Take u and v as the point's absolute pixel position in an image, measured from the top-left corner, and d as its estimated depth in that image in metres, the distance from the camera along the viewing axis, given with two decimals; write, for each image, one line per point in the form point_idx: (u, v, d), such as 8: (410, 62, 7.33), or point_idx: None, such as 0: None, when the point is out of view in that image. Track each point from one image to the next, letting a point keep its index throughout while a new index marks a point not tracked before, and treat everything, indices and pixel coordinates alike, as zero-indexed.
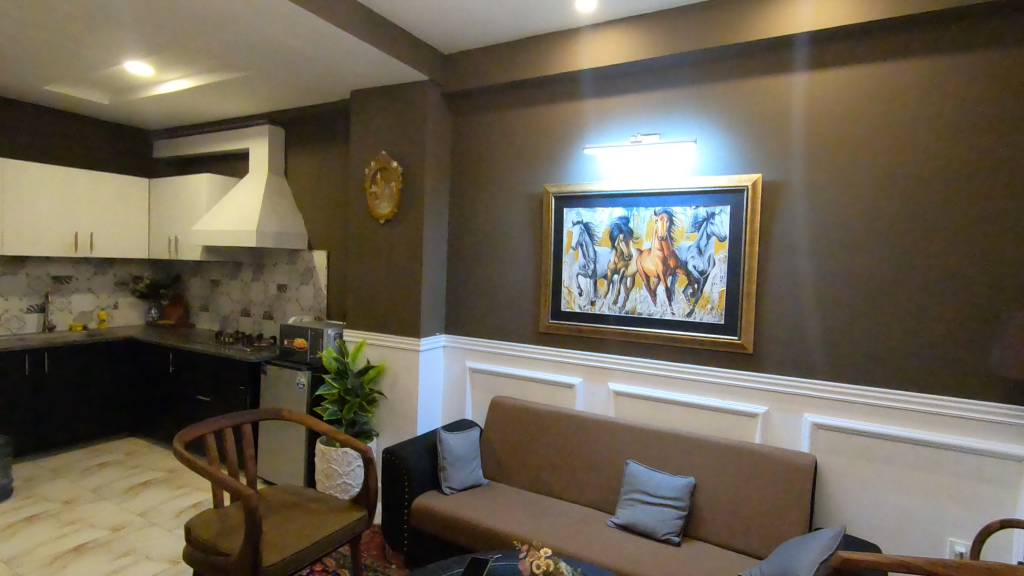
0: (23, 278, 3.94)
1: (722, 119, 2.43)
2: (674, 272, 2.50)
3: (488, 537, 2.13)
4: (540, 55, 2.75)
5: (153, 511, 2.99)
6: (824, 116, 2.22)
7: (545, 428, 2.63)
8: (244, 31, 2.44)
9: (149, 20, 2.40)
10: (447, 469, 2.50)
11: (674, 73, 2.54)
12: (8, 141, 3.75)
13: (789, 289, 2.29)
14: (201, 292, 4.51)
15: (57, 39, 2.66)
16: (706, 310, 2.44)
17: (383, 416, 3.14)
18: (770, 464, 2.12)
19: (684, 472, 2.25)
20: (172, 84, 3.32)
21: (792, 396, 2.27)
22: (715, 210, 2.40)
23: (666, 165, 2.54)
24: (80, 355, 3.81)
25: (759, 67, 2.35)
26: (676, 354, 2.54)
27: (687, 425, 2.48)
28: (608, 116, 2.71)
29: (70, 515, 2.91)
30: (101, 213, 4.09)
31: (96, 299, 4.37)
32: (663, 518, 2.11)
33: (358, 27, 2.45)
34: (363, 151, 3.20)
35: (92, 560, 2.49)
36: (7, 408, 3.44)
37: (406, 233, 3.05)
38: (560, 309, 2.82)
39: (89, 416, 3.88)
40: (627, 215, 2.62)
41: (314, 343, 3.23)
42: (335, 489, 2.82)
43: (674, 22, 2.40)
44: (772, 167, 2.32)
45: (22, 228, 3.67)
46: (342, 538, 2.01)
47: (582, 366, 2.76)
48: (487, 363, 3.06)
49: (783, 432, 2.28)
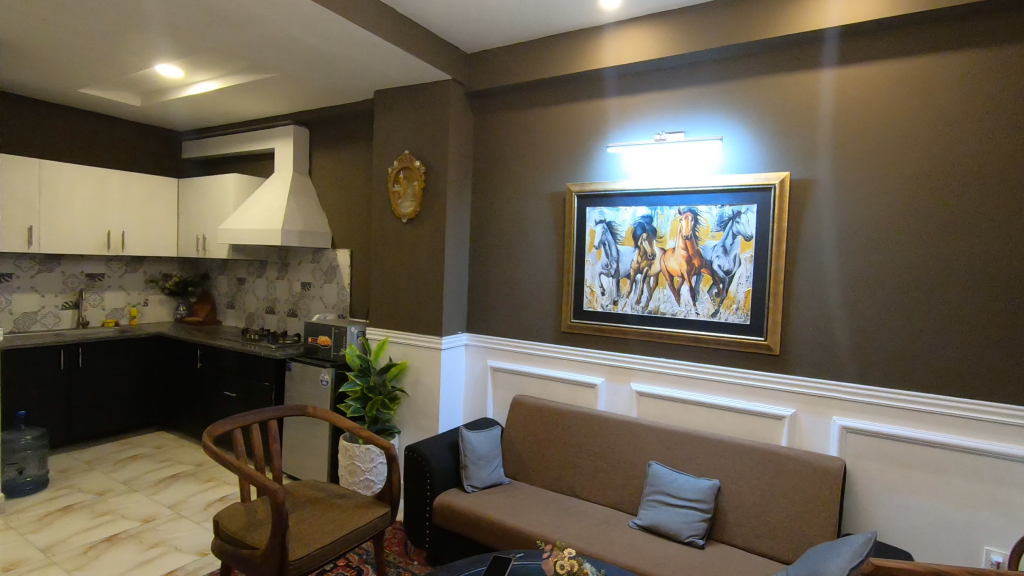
0: (59, 275, 4.06)
1: (748, 116, 2.39)
2: (698, 272, 2.47)
3: (509, 536, 2.13)
4: (564, 53, 2.74)
5: (182, 504, 3.06)
6: (854, 113, 2.17)
7: (567, 428, 2.62)
8: (271, 33, 2.48)
9: (179, 23, 2.45)
10: (469, 467, 2.50)
11: (699, 70, 2.51)
12: (45, 143, 3.87)
13: (817, 288, 2.24)
14: (228, 290, 4.60)
15: (92, 42, 2.74)
16: (731, 310, 2.40)
17: (405, 414, 3.16)
18: (797, 468, 2.08)
19: (708, 474, 2.22)
20: (200, 85, 3.39)
21: (820, 397, 2.22)
22: (740, 208, 2.36)
23: (691, 163, 2.50)
24: (112, 351, 3.91)
25: (787, 62, 2.31)
26: (701, 354, 2.50)
27: (712, 427, 2.45)
28: (631, 115, 2.69)
29: (103, 506, 2.99)
30: (132, 212, 4.19)
31: (127, 296, 4.49)
32: (686, 520, 2.09)
33: (382, 27, 2.47)
34: (386, 151, 3.23)
35: (124, 551, 2.56)
36: (44, 402, 3.55)
37: (428, 232, 3.07)
38: (582, 308, 2.81)
39: (120, 410, 3.98)
40: (650, 214, 2.59)
41: (338, 341, 3.27)
42: (358, 486, 2.85)
43: (699, 19, 2.37)
44: (801, 164, 2.27)
45: (58, 227, 3.78)
46: (366, 534, 2.03)
47: (604, 366, 2.74)
48: (509, 362, 3.06)
49: (811, 435, 2.24)
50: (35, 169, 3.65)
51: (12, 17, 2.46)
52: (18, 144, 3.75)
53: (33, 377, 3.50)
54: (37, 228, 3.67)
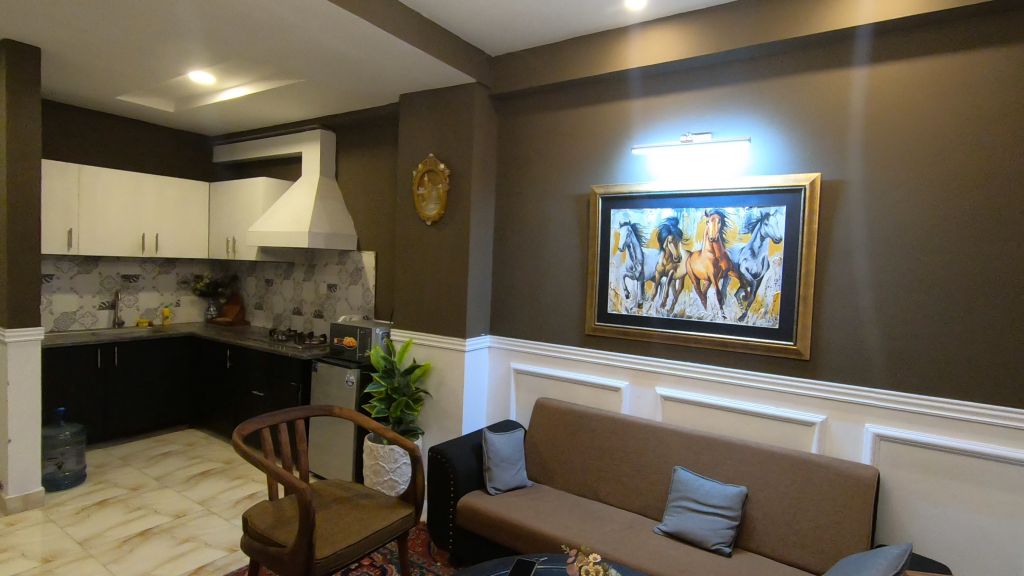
0: (96, 276, 4.20)
1: (778, 116, 2.34)
2: (725, 275, 2.44)
3: (533, 540, 2.13)
4: (588, 55, 2.73)
5: (212, 500, 3.13)
6: (888, 112, 2.11)
7: (591, 431, 2.60)
8: (300, 39, 2.53)
9: (212, 31, 2.51)
10: (492, 469, 2.50)
11: (726, 70, 2.47)
12: (85, 149, 4.01)
13: (847, 292, 2.19)
14: (256, 291, 4.70)
15: (130, 51, 2.83)
16: (760, 314, 2.36)
17: (429, 416, 3.18)
18: (828, 475, 2.03)
19: (735, 480, 2.19)
20: (231, 91, 3.47)
21: (852, 404, 2.17)
22: (769, 210, 2.32)
23: (718, 164, 2.47)
24: (145, 350, 4.02)
25: (817, 61, 2.26)
26: (728, 359, 2.46)
27: (739, 433, 2.40)
28: (656, 116, 2.67)
29: (137, 501, 3.08)
30: (166, 215, 4.31)
31: (161, 297, 4.62)
32: (713, 527, 2.06)
33: (408, 31, 2.50)
34: (411, 154, 3.26)
35: (157, 545, 2.63)
36: (81, 399, 3.67)
37: (452, 234, 3.09)
38: (606, 311, 2.79)
39: (152, 407, 4.08)
40: (676, 216, 2.56)
41: (363, 342, 3.31)
42: (382, 486, 2.87)
43: (727, 19, 2.33)
44: (833, 165, 2.22)
45: (96, 230, 3.91)
46: (390, 534, 2.04)
47: (628, 369, 2.72)
48: (532, 365, 3.06)
49: (843, 443, 2.18)
50: (75, 174, 3.78)
51: (55, 27, 2.56)
52: (60, 149, 3.89)
53: (72, 375, 3.62)
54: (76, 231, 3.80)
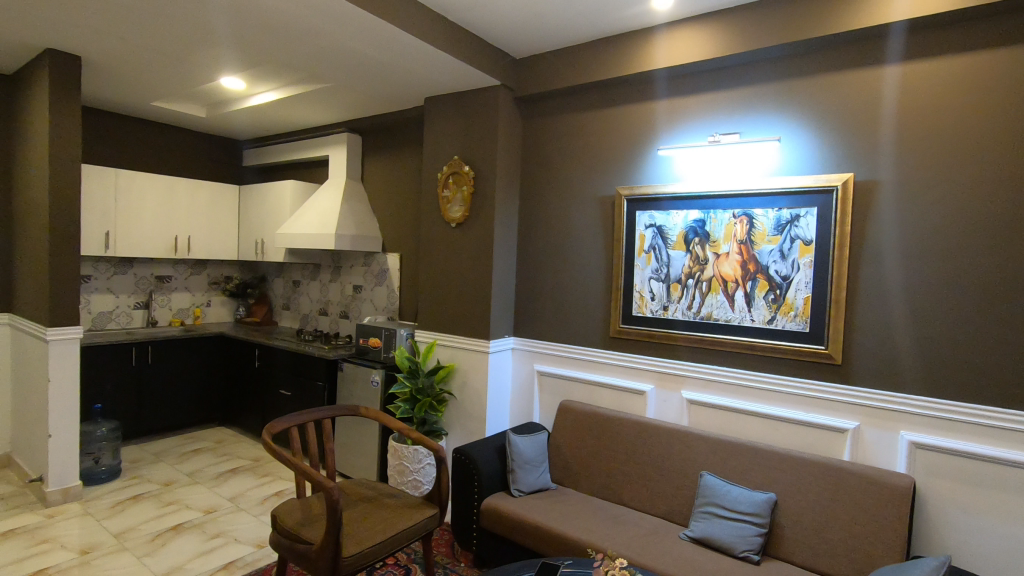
0: (131, 277, 4.33)
1: (808, 115, 2.29)
2: (754, 277, 2.39)
3: (556, 542, 2.12)
4: (614, 55, 2.71)
5: (241, 497, 3.19)
6: (924, 109, 2.05)
7: (615, 434, 2.58)
8: (328, 44, 2.57)
9: (244, 38, 2.57)
10: (515, 472, 2.50)
11: (755, 69, 2.43)
12: (121, 153, 4.14)
13: (881, 295, 2.13)
14: (284, 292, 4.79)
15: (165, 58, 2.91)
16: (789, 318, 2.31)
17: (453, 417, 3.19)
18: (860, 483, 1.98)
19: (764, 487, 2.14)
20: (261, 96, 3.54)
21: (886, 411, 2.10)
22: (799, 212, 2.27)
23: (746, 165, 2.43)
24: (177, 349, 4.12)
25: (850, 58, 2.20)
26: (756, 362, 2.42)
27: (768, 439, 2.36)
28: (682, 117, 2.64)
29: (169, 496, 3.16)
30: (198, 218, 4.42)
31: (192, 297, 4.73)
32: (741, 534, 2.02)
33: (434, 34, 2.52)
34: (436, 157, 3.28)
35: (188, 540, 2.69)
36: (117, 396, 3.79)
37: (476, 236, 3.10)
38: (631, 313, 2.77)
39: (183, 405, 4.18)
40: (703, 217, 2.53)
41: (388, 342, 3.35)
42: (406, 486, 2.89)
43: (757, 17, 2.29)
44: (868, 164, 2.16)
45: (132, 232, 4.04)
46: (415, 534, 2.05)
47: (653, 372, 2.69)
48: (556, 367, 3.05)
49: (876, 450, 2.12)
50: (112, 177, 3.90)
51: (95, 37, 2.65)
52: (98, 154, 4.02)
53: (108, 373, 3.74)
54: (113, 233, 3.93)
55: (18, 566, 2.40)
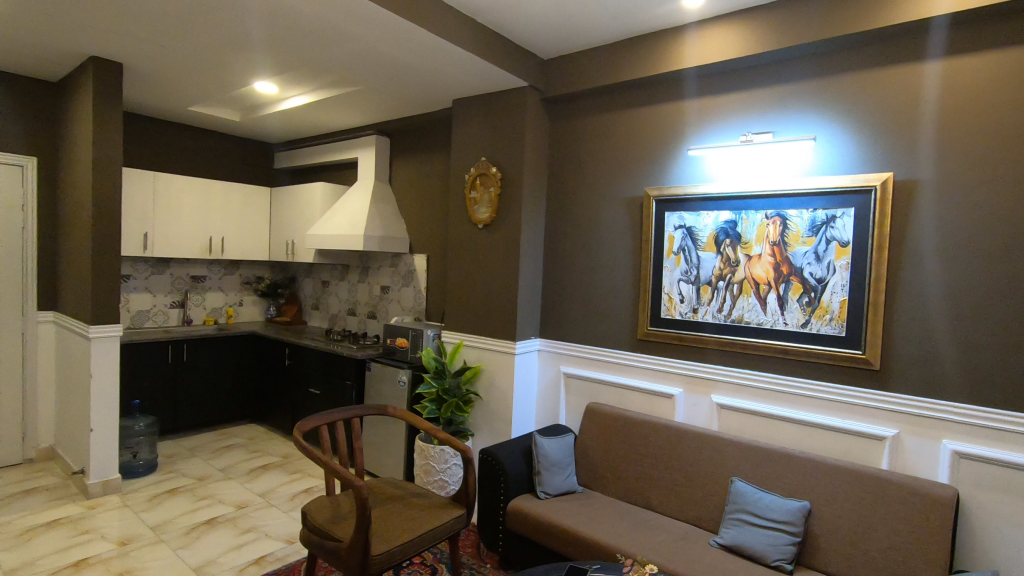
0: (168, 277, 4.46)
1: (845, 113, 2.23)
2: (787, 279, 2.34)
3: (584, 546, 2.10)
4: (643, 55, 2.68)
5: (272, 493, 3.26)
6: (968, 106, 1.97)
7: (643, 438, 2.55)
8: (359, 47, 2.60)
9: (278, 42, 2.62)
10: (542, 474, 2.50)
11: (790, 67, 2.37)
12: (159, 157, 4.26)
13: (920, 298, 2.06)
14: (313, 292, 4.87)
15: (202, 64, 2.99)
16: (825, 321, 2.25)
17: (479, 418, 3.20)
18: (901, 494, 1.91)
19: (798, 494, 2.09)
20: (292, 100, 3.62)
21: (927, 419, 2.03)
22: (836, 212, 2.21)
23: (779, 164, 2.37)
24: (211, 348, 4.22)
25: (890, 54, 2.13)
26: (790, 367, 2.36)
27: (802, 446, 2.30)
28: (713, 116, 2.60)
29: (203, 491, 3.24)
30: (231, 219, 4.53)
31: (225, 297, 4.84)
32: (773, 543, 1.97)
33: (463, 37, 2.53)
34: (464, 158, 3.30)
35: (221, 534, 2.75)
36: (155, 392, 3.91)
37: (503, 237, 3.10)
38: (659, 315, 2.73)
39: (217, 402, 4.29)
40: (735, 218, 2.49)
41: (415, 343, 3.40)
42: (433, 485, 2.91)
43: (791, 13, 2.24)
44: (908, 163, 2.09)
45: (168, 233, 4.16)
46: (442, 534, 2.06)
47: (682, 376, 2.65)
48: (583, 369, 3.03)
49: (916, 459, 2.05)
50: (151, 180, 4.03)
51: (137, 44, 2.74)
52: (138, 158, 4.16)
53: (146, 370, 3.86)
54: (151, 234, 4.05)
55: (62, 556, 2.49)
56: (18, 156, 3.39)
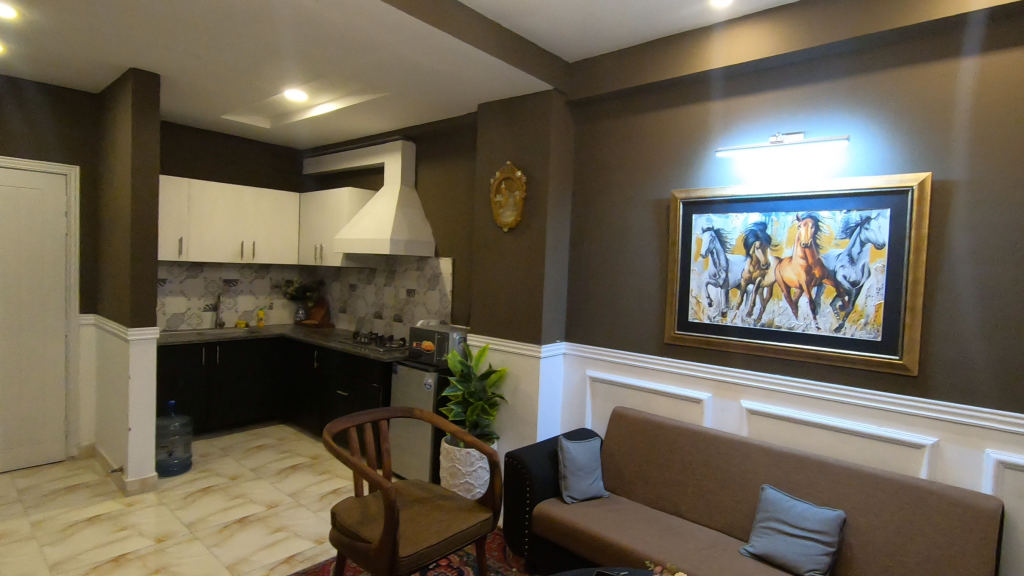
0: (202, 280, 4.58)
1: (880, 112, 2.17)
2: (820, 282, 2.28)
3: (611, 552, 2.08)
4: (669, 57, 2.66)
5: (302, 493, 3.31)
6: (1009, 103, 1.90)
7: (671, 444, 2.52)
8: (387, 54, 2.64)
9: (307, 51, 2.68)
10: (568, 478, 2.48)
11: (821, 65, 2.32)
12: (194, 164, 4.39)
13: (960, 302, 1.99)
14: (341, 295, 4.95)
15: (236, 73, 3.07)
16: (859, 325, 2.19)
17: (504, 421, 3.20)
18: (941, 504, 1.85)
19: (832, 503, 2.04)
20: (321, 107, 3.69)
21: (969, 427, 1.96)
22: (870, 213, 2.15)
23: (810, 165, 2.32)
24: (243, 350, 4.32)
25: (927, 50, 2.07)
26: (823, 372, 2.30)
27: (836, 453, 2.24)
28: (742, 117, 2.56)
29: (235, 490, 3.32)
30: (262, 224, 4.63)
31: (256, 300, 4.96)
32: (805, 551, 1.93)
33: (488, 42, 2.54)
34: (489, 163, 3.32)
35: (253, 533, 2.81)
36: (189, 393, 4.02)
37: (528, 241, 3.10)
38: (687, 319, 2.70)
39: (248, 403, 4.38)
40: (765, 220, 2.44)
41: (441, 346, 3.44)
42: (459, 488, 2.92)
43: (823, 11, 2.19)
44: (948, 162, 2.02)
45: (203, 239, 4.27)
46: (468, 537, 2.07)
47: (711, 380, 2.61)
48: (608, 373, 3.01)
49: (958, 468, 1.98)
50: (186, 187, 4.15)
51: (174, 55, 2.83)
52: (174, 165, 4.29)
53: (181, 372, 3.97)
54: (186, 239, 4.17)
55: (103, 551, 2.57)
56: (62, 165, 3.53)
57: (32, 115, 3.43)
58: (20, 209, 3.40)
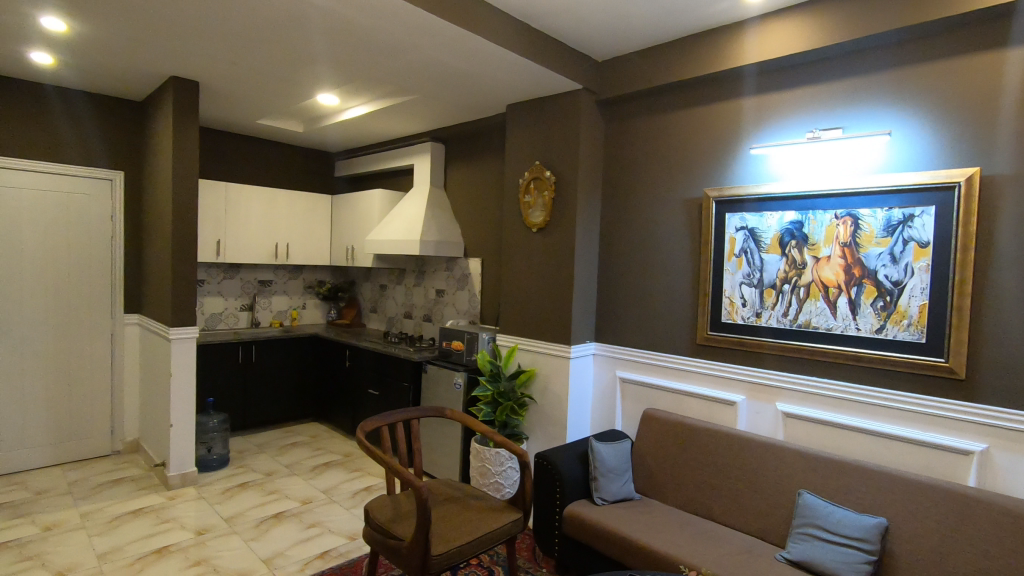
0: (238, 281, 4.71)
1: (923, 105, 2.09)
2: (860, 282, 2.22)
3: (643, 555, 2.06)
4: (701, 53, 2.62)
5: (334, 490, 3.38)
6: None
7: (703, 446, 2.48)
8: (417, 57, 2.67)
9: (340, 55, 2.73)
10: (599, 479, 2.47)
11: (860, 58, 2.25)
12: (231, 168, 4.51)
13: (1011, 303, 1.91)
14: (372, 295, 5.02)
15: (271, 80, 3.16)
16: (902, 327, 2.11)
17: (534, 421, 3.20)
18: (991, 513, 1.77)
19: (873, 510, 1.97)
20: (352, 110, 3.75)
21: (1020, 433, 1.88)
22: (913, 211, 2.08)
23: (849, 162, 2.26)
24: (278, 349, 4.42)
25: (973, 40, 1.99)
26: (863, 375, 2.23)
27: (877, 458, 2.17)
28: (777, 113, 2.50)
29: (271, 486, 3.40)
30: (296, 226, 4.74)
31: (290, 300, 5.07)
32: (845, 560, 1.87)
33: (517, 42, 2.55)
34: (518, 163, 3.32)
35: (288, 528, 2.87)
36: (226, 391, 4.14)
37: (557, 241, 3.10)
38: (719, 320, 2.65)
39: (282, 401, 4.49)
40: (801, 218, 2.38)
41: (470, 346, 3.46)
42: (489, 487, 2.93)
43: (862, 2, 2.13)
44: (996, 156, 1.94)
45: (239, 240, 4.40)
46: (499, 537, 2.07)
47: (745, 382, 2.56)
48: (639, 374, 2.98)
49: (1008, 475, 1.90)
50: (223, 191, 4.27)
51: (212, 63, 2.91)
52: (212, 170, 4.42)
53: (219, 370, 4.08)
54: (223, 241, 4.29)
55: (147, 542, 2.67)
56: (107, 171, 3.68)
57: (80, 123, 3.58)
58: (69, 214, 3.55)
